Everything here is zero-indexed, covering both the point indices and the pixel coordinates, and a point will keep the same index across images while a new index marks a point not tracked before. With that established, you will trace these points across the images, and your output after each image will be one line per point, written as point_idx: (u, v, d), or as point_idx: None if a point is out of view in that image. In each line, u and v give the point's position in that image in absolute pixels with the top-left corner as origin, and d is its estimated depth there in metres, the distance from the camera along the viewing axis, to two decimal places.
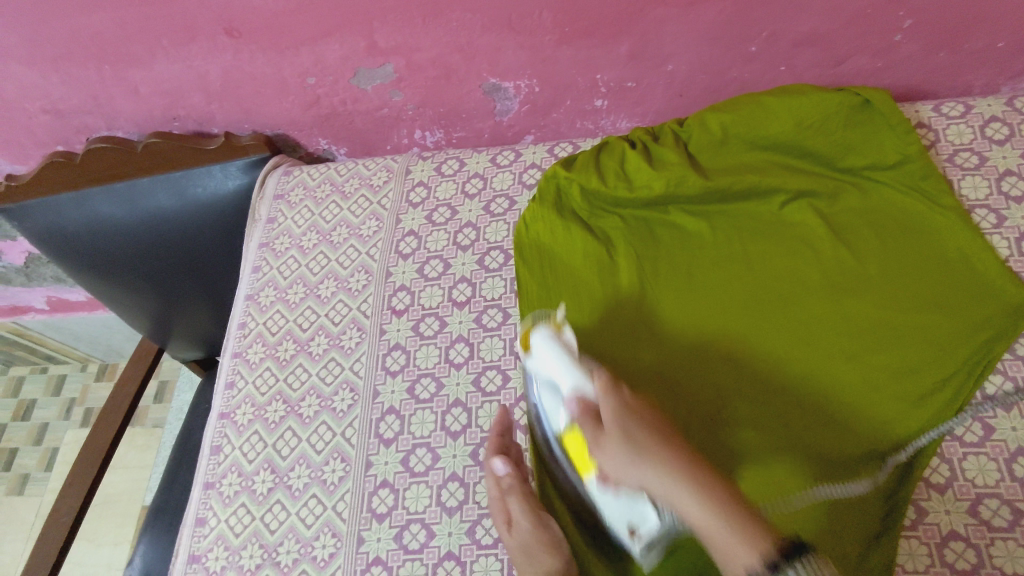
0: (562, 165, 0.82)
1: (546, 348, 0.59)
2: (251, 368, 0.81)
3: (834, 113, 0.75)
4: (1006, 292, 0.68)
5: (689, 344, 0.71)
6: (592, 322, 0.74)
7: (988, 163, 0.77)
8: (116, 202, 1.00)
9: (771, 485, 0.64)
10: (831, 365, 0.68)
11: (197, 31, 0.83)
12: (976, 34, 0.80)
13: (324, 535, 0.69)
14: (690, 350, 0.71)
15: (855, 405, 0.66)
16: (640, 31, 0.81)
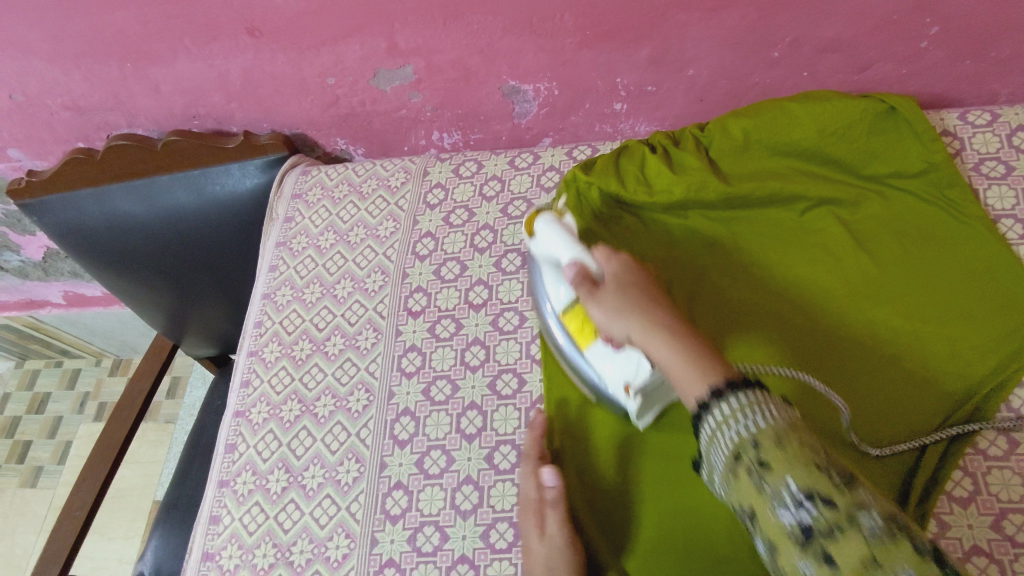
0: (582, 167, 0.81)
1: (552, 232, 0.63)
2: (267, 366, 0.81)
3: (859, 119, 0.74)
4: None
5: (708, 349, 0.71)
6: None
7: (1015, 172, 0.75)
8: (135, 199, 1.01)
9: None
10: (853, 375, 0.67)
11: (218, 30, 0.83)
12: (1003, 43, 0.79)
13: (338, 535, 0.69)
14: None
15: (876, 416, 0.65)
16: (661, 34, 0.81)
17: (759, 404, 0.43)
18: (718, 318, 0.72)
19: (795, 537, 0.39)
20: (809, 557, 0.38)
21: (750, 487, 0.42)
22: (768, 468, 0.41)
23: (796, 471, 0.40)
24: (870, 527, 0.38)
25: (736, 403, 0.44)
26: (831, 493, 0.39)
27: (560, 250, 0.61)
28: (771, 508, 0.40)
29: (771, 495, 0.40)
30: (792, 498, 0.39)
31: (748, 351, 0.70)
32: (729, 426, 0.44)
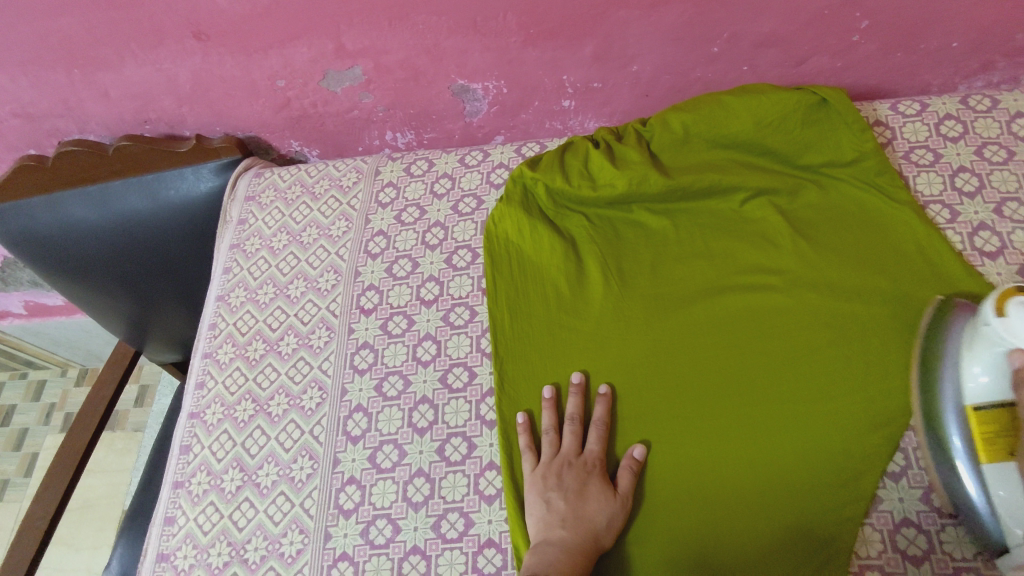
0: (529, 163, 0.83)
1: None
2: (221, 368, 0.81)
3: (792, 111, 0.77)
4: (963, 283, 0.69)
5: (651, 336, 0.72)
6: (559, 322, 0.75)
7: (943, 159, 0.78)
8: (88, 205, 1.00)
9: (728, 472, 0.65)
10: (795, 358, 0.69)
11: (165, 34, 0.83)
12: (930, 34, 0.82)
13: (292, 532, 0.69)
14: (652, 341, 0.72)
15: (817, 396, 0.67)
16: (603, 32, 0.83)
17: None
18: (664, 308, 0.74)
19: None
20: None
21: None
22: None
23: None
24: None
25: None
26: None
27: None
28: None
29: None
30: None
31: (691, 339, 0.72)
32: None
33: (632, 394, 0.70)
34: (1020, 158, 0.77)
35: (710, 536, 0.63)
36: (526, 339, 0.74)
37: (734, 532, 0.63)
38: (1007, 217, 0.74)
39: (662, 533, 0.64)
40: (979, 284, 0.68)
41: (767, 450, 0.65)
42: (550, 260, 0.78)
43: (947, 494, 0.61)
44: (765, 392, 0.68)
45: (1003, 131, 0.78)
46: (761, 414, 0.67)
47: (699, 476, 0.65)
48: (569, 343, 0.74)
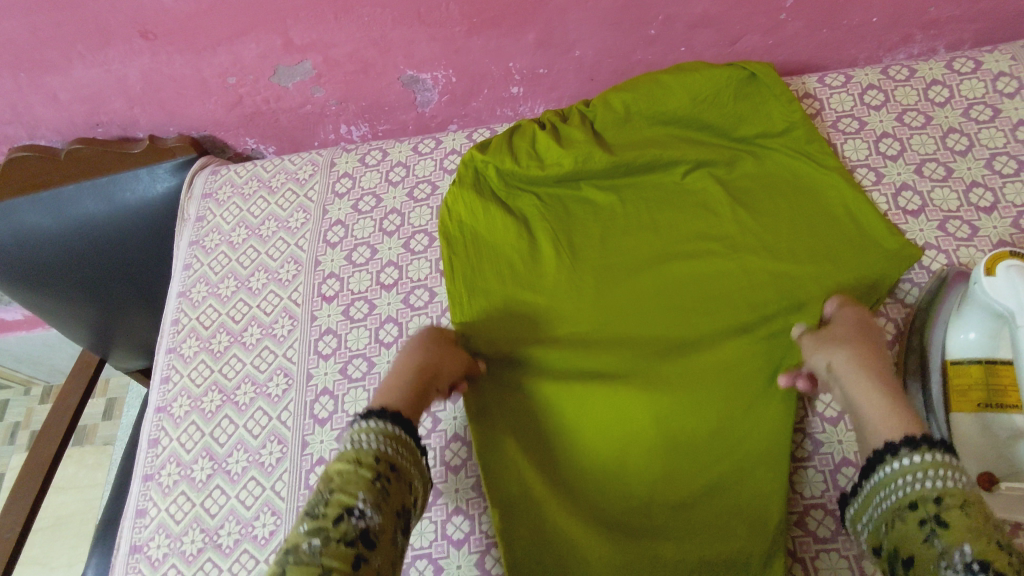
0: (479, 147, 0.86)
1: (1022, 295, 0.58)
2: (186, 361, 0.82)
3: (724, 87, 0.81)
4: (889, 239, 0.73)
5: (602, 304, 0.76)
6: (514, 296, 0.77)
7: (867, 127, 0.83)
8: (41, 211, 0.99)
9: (676, 429, 0.68)
10: (738, 317, 0.72)
11: (111, 34, 0.84)
12: (852, 11, 0.87)
13: (264, 514, 0.71)
14: (603, 309, 0.75)
15: (760, 353, 0.70)
16: (544, 19, 0.86)
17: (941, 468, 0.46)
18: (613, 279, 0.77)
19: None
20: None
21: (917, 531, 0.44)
22: (947, 528, 0.43)
23: (976, 542, 0.41)
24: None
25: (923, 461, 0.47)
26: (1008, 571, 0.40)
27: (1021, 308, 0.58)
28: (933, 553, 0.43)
29: (937, 550, 0.43)
30: (963, 559, 0.41)
31: (637, 308, 0.75)
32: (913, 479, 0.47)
33: (585, 362, 0.73)
34: (937, 123, 0.82)
35: (660, 493, 0.66)
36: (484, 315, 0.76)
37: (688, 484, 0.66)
38: (926, 177, 0.79)
39: (623, 493, 0.67)
40: (902, 241, 0.73)
41: (712, 405, 0.69)
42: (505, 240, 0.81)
43: None
44: (709, 352, 0.71)
45: (920, 98, 0.84)
46: (707, 372, 0.70)
47: (650, 437, 0.68)
48: (526, 318, 0.76)
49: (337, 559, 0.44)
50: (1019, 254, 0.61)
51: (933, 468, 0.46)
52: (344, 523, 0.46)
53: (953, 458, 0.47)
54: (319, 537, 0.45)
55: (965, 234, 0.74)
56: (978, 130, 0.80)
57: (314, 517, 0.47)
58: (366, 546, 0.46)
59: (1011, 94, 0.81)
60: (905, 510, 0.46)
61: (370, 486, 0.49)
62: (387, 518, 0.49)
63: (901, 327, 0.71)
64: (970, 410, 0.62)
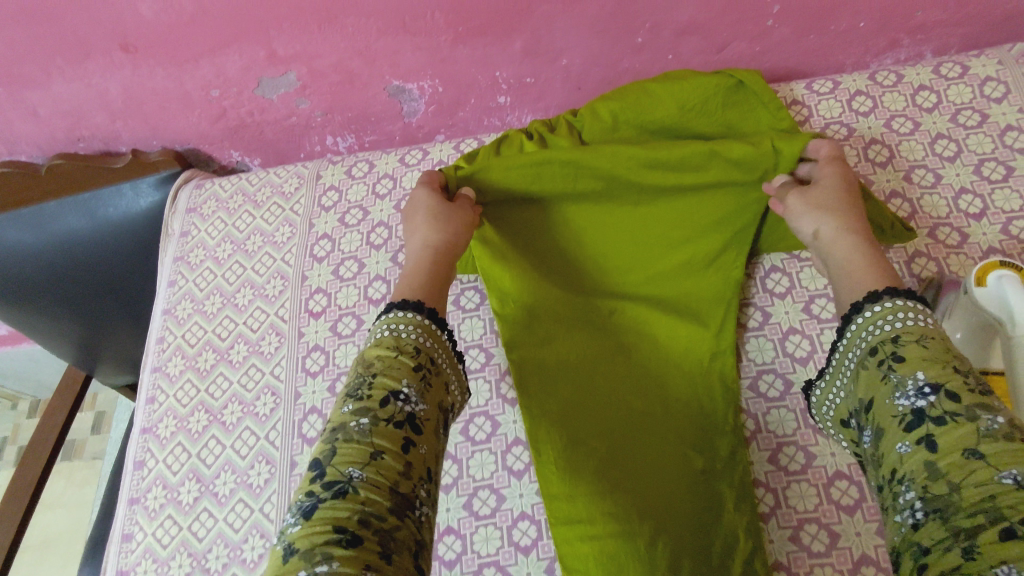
0: (467, 157, 0.85)
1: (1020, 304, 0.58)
2: (172, 381, 0.81)
3: (712, 95, 0.81)
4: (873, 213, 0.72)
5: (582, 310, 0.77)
6: (531, 297, 0.77)
7: (856, 133, 0.83)
8: (23, 227, 0.98)
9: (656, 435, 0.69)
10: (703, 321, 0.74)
11: (91, 48, 0.82)
12: (839, 17, 0.87)
13: (252, 537, 0.70)
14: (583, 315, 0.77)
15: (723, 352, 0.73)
16: (530, 27, 0.85)
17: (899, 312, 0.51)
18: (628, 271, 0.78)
19: (904, 419, 0.46)
20: (910, 439, 0.45)
21: (877, 373, 0.49)
22: (903, 362, 0.48)
23: (930, 367, 0.46)
24: (988, 424, 0.43)
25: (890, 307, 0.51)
26: (959, 391, 0.45)
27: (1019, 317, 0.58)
28: (891, 388, 0.48)
29: (895, 383, 0.48)
30: (917, 386, 0.46)
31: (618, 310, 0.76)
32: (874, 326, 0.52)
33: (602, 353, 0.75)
34: (925, 129, 0.82)
35: (665, 499, 0.66)
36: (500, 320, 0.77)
37: (672, 485, 0.66)
38: (915, 184, 0.78)
39: (628, 498, 0.66)
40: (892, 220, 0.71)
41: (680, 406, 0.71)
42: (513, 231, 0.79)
43: None
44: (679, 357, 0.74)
45: (908, 104, 0.83)
46: (716, 363, 0.73)
47: (638, 439, 0.69)
48: (522, 330, 0.76)
49: (386, 436, 0.49)
50: (1009, 263, 0.61)
51: (894, 311, 0.51)
52: (390, 405, 0.51)
53: (919, 306, 0.51)
54: (368, 416, 0.50)
55: (955, 241, 0.74)
56: (966, 135, 0.80)
57: (360, 398, 0.51)
58: (412, 427, 0.51)
59: (998, 98, 0.81)
60: (867, 357, 0.51)
61: (412, 374, 0.53)
62: (428, 404, 0.53)
63: None
64: None
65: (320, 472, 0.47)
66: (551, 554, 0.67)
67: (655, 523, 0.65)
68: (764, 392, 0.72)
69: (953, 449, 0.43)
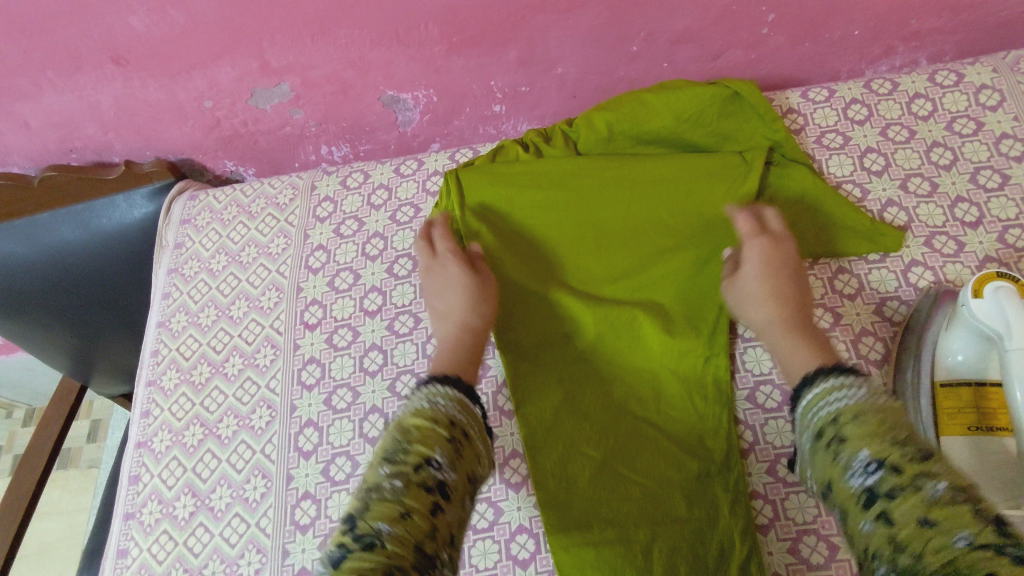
0: (462, 167, 0.85)
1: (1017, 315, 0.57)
2: (167, 395, 0.80)
3: (708, 105, 0.80)
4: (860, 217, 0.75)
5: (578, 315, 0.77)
6: (527, 302, 0.78)
7: (851, 142, 0.83)
8: (15, 239, 0.97)
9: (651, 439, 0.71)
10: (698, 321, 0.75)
11: (82, 60, 0.82)
12: (834, 25, 0.87)
13: (249, 552, 0.70)
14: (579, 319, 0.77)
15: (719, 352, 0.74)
16: (524, 37, 0.85)
17: (836, 389, 0.50)
18: (624, 274, 0.78)
19: (861, 501, 0.45)
20: (870, 517, 0.44)
21: (827, 455, 0.48)
22: (846, 441, 0.47)
23: (872, 443, 0.45)
24: (934, 494, 0.42)
25: (829, 387, 0.51)
26: (900, 463, 0.44)
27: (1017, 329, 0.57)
28: (842, 471, 0.47)
29: (845, 465, 0.46)
30: (863, 464, 0.45)
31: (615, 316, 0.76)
32: (816, 407, 0.51)
33: (598, 358, 0.76)
34: (921, 137, 0.82)
35: (663, 500, 0.68)
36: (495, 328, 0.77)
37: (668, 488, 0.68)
38: (911, 192, 0.78)
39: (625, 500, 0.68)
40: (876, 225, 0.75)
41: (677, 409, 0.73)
42: (509, 241, 0.80)
43: None
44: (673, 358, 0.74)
45: (904, 112, 0.83)
46: (710, 366, 0.73)
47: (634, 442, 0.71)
48: (518, 336, 0.77)
49: (409, 505, 0.47)
50: (1006, 274, 0.61)
51: (834, 389, 0.50)
52: (424, 471, 0.49)
53: (851, 380, 0.50)
54: (399, 479, 0.48)
55: (951, 250, 0.74)
56: (962, 143, 0.80)
57: (394, 462, 0.49)
58: (438, 500, 0.49)
59: (993, 106, 0.81)
60: (815, 440, 0.50)
61: (448, 445, 0.51)
62: (460, 476, 0.51)
63: (890, 346, 0.71)
64: (960, 432, 0.61)
65: (352, 525, 0.47)
66: (549, 567, 0.67)
67: (656, 523, 0.66)
68: (762, 403, 0.71)
69: (910, 528, 0.42)
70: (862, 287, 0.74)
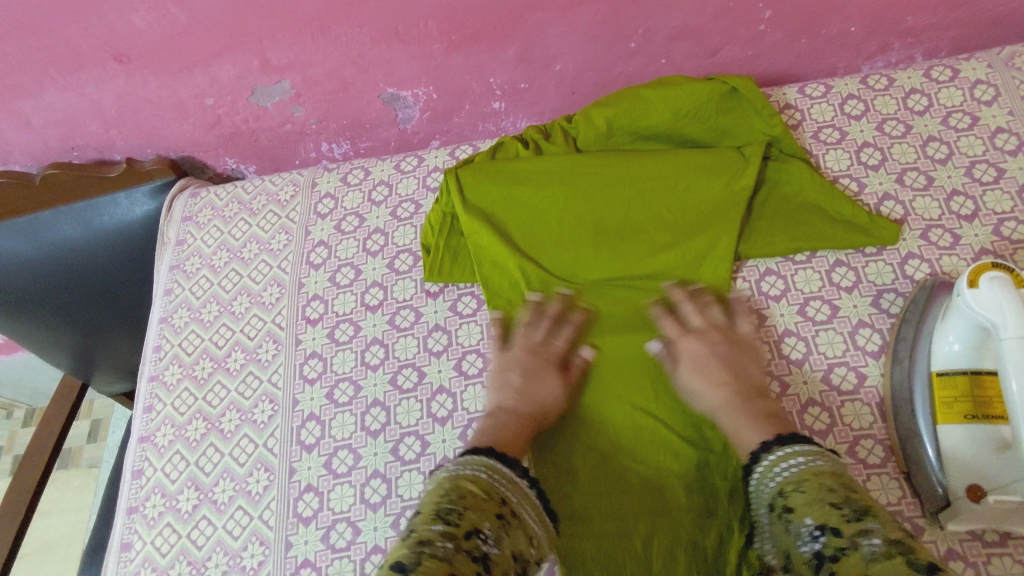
0: (461, 164, 0.85)
1: (1013, 306, 0.57)
2: (169, 390, 0.81)
3: (706, 100, 0.81)
4: (857, 212, 0.76)
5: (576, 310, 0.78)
6: (527, 299, 0.79)
7: (848, 137, 0.84)
8: (18, 237, 0.98)
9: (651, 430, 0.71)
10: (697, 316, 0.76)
11: (84, 58, 0.82)
12: (830, 21, 0.87)
13: (252, 544, 0.70)
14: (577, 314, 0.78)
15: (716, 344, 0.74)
16: (523, 34, 0.85)
17: (787, 461, 0.59)
18: (622, 267, 0.79)
19: (812, 564, 0.50)
20: None
21: (780, 529, 0.56)
22: (794, 512, 0.54)
23: (814, 512, 0.52)
24: (870, 549, 0.47)
25: (770, 464, 0.60)
26: (839, 525, 0.50)
27: (1013, 319, 0.57)
28: (795, 542, 0.53)
29: (795, 534, 0.53)
30: (809, 532, 0.52)
31: (614, 312, 0.77)
32: (766, 483, 0.59)
33: (599, 350, 0.75)
34: (917, 131, 0.82)
35: (663, 493, 0.68)
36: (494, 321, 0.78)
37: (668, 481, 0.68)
38: (908, 186, 0.79)
39: (626, 492, 0.68)
40: (873, 220, 0.76)
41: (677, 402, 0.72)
42: (508, 236, 0.80)
43: (902, 450, 0.65)
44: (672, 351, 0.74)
45: (900, 107, 0.84)
46: None
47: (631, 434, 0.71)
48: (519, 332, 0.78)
49: (464, 563, 0.50)
50: (1002, 264, 0.61)
51: (779, 464, 0.59)
52: (472, 539, 0.53)
53: (809, 447, 0.60)
54: (450, 540, 0.52)
55: (947, 243, 0.75)
56: (957, 138, 0.81)
57: (447, 522, 0.53)
58: (486, 568, 0.52)
59: (988, 101, 0.82)
60: (772, 513, 0.57)
61: (494, 519, 0.55)
62: (502, 550, 0.54)
63: (888, 337, 0.71)
64: (956, 420, 0.61)
65: (398, 574, 0.48)
66: (550, 557, 0.67)
67: (657, 515, 0.67)
68: None
69: None
70: (859, 280, 0.75)
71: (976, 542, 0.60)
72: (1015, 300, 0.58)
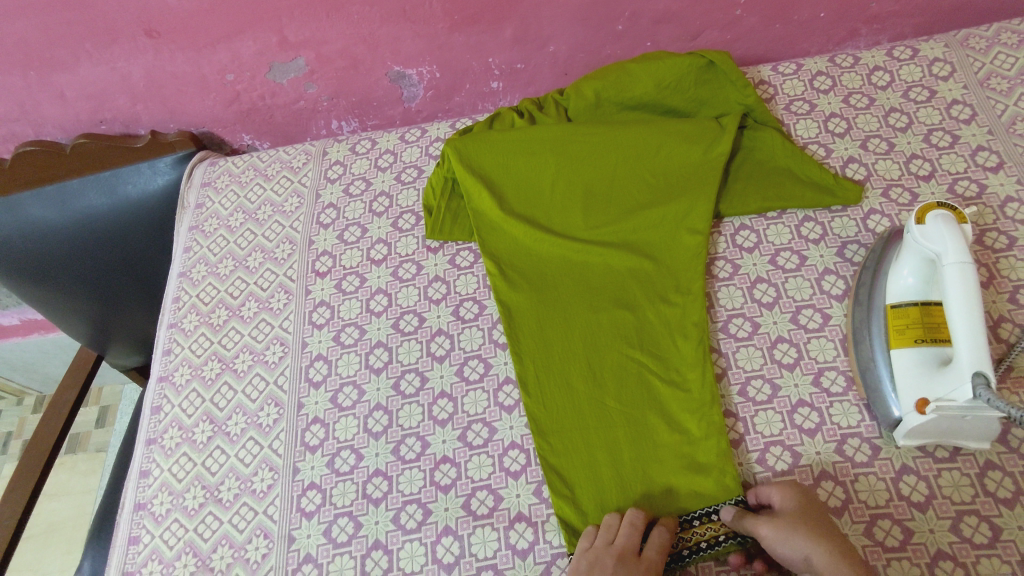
0: (460, 133, 0.93)
1: (951, 236, 0.64)
2: (186, 335, 0.87)
3: (686, 73, 0.88)
4: (822, 173, 0.83)
5: (563, 264, 0.83)
6: (518, 253, 0.84)
7: (817, 108, 0.91)
8: (47, 204, 1.06)
9: (634, 370, 0.75)
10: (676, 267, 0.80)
11: (117, 32, 0.90)
12: (802, 7, 0.95)
13: (262, 470, 0.75)
14: (564, 267, 0.83)
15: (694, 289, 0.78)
16: (519, 15, 0.93)
17: None
18: (608, 222, 0.84)
19: None
20: None
21: None
22: None
23: None
24: None
25: None
26: None
27: (951, 248, 0.63)
28: None
29: None
30: None
31: (600, 263, 0.82)
32: None
33: (585, 298, 0.80)
34: (880, 104, 0.89)
35: (644, 423, 0.72)
36: (490, 274, 0.83)
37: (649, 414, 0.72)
38: (870, 151, 0.86)
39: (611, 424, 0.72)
40: (840, 181, 0.82)
41: (658, 344, 0.76)
42: (502, 197, 0.87)
43: (861, 378, 0.71)
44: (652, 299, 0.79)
45: (865, 82, 0.92)
46: (688, 302, 0.78)
47: (614, 374, 0.75)
48: (508, 280, 0.82)
49: None
50: (946, 205, 0.68)
51: None
52: None
53: None
54: None
55: (906, 200, 0.82)
56: (916, 109, 0.88)
57: None
58: None
59: (944, 77, 0.89)
60: None
61: None
62: None
63: (850, 283, 0.78)
64: (907, 345, 0.67)
65: None
66: (539, 478, 0.71)
67: (641, 442, 0.71)
68: (734, 332, 0.77)
69: None
70: (826, 233, 0.81)
71: (928, 457, 0.66)
72: (955, 232, 0.64)
